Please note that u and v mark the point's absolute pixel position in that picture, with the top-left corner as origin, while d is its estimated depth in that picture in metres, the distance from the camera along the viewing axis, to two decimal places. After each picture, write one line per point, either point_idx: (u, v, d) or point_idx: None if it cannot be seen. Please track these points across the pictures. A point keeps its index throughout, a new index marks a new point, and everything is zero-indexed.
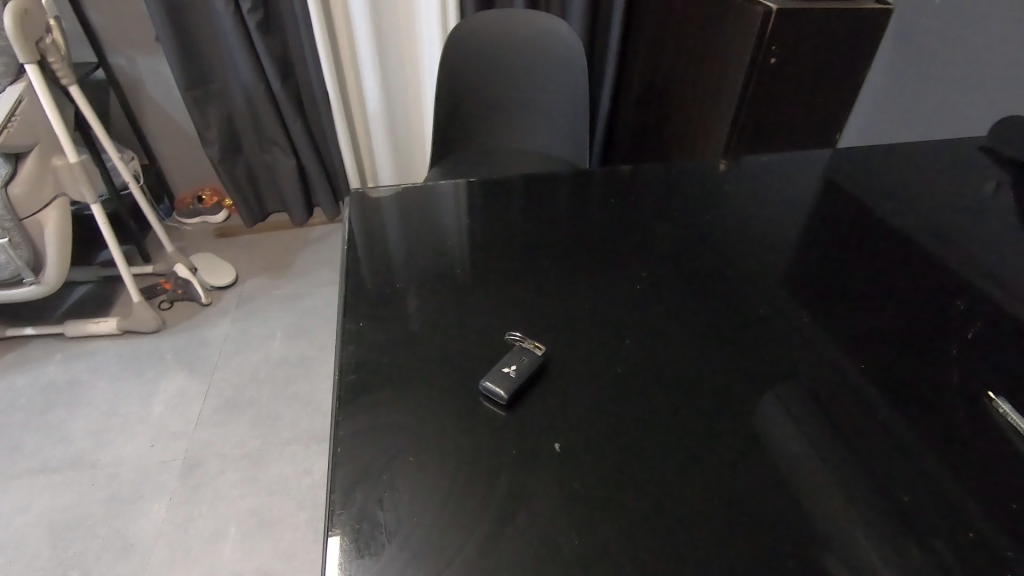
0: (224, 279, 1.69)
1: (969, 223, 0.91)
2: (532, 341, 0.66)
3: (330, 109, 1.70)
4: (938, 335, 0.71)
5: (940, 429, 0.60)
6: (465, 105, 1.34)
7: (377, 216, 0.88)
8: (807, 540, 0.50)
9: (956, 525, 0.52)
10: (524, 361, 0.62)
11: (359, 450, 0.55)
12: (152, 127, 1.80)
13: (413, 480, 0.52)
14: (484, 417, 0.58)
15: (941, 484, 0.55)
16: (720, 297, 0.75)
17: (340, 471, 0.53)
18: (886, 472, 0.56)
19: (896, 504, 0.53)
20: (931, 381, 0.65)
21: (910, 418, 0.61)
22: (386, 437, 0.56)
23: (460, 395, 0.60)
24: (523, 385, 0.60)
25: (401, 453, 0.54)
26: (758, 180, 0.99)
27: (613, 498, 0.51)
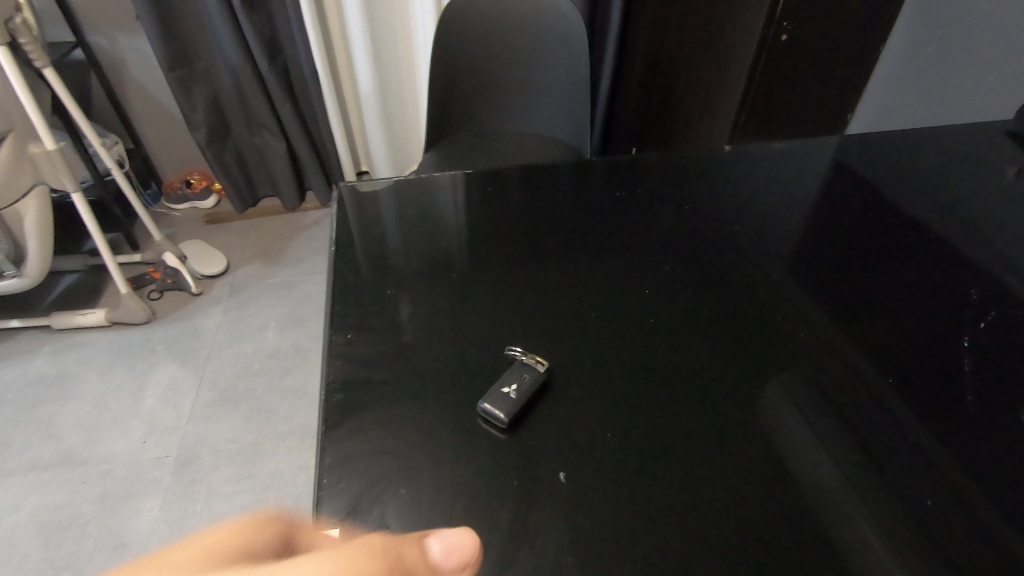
0: (214, 269, 1.64)
1: (991, 211, 0.86)
2: (535, 355, 0.62)
3: (320, 90, 1.64)
4: (966, 332, 0.67)
5: (977, 446, 0.55)
6: (460, 87, 1.28)
7: (368, 211, 0.84)
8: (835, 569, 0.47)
9: (992, 550, 0.48)
10: (525, 380, 0.58)
11: (347, 479, 0.51)
12: (137, 110, 1.73)
13: (407, 516, 0.49)
14: (480, 437, 0.54)
15: (973, 501, 0.51)
16: (734, 297, 0.71)
17: (326, 504, 0.49)
18: (915, 489, 0.52)
19: (930, 530, 0.49)
20: (963, 383, 0.61)
21: (944, 434, 0.56)
22: (376, 464, 0.52)
23: (455, 414, 0.56)
24: (524, 407, 0.57)
25: (392, 482, 0.51)
26: (768, 167, 0.95)
27: (625, 528, 0.48)
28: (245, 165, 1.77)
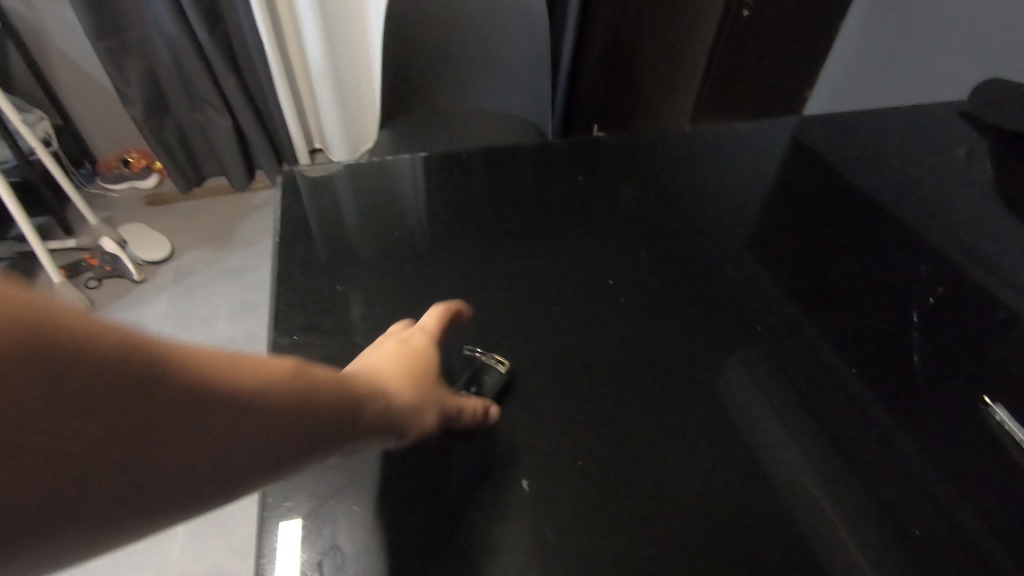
0: (157, 254, 1.55)
1: (943, 191, 0.87)
2: (494, 354, 0.60)
3: (267, 64, 1.54)
4: (917, 309, 0.68)
5: (937, 431, 0.56)
6: (414, 61, 1.22)
7: (317, 198, 0.79)
8: (802, 565, 0.47)
9: (952, 538, 0.49)
10: (486, 383, 0.57)
11: (297, 494, 0.48)
12: (64, 83, 1.59)
13: (363, 533, 0.46)
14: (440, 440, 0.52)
15: (931, 484, 0.52)
16: (699, 284, 0.70)
17: (274, 524, 0.46)
18: (876, 478, 0.52)
19: (891, 518, 0.50)
20: (918, 364, 0.62)
21: (906, 419, 0.57)
22: (327, 473, 0.49)
23: None
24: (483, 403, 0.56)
25: (345, 495, 0.48)
26: (728, 147, 0.94)
27: (594, 535, 0.48)
28: (188, 144, 1.66)
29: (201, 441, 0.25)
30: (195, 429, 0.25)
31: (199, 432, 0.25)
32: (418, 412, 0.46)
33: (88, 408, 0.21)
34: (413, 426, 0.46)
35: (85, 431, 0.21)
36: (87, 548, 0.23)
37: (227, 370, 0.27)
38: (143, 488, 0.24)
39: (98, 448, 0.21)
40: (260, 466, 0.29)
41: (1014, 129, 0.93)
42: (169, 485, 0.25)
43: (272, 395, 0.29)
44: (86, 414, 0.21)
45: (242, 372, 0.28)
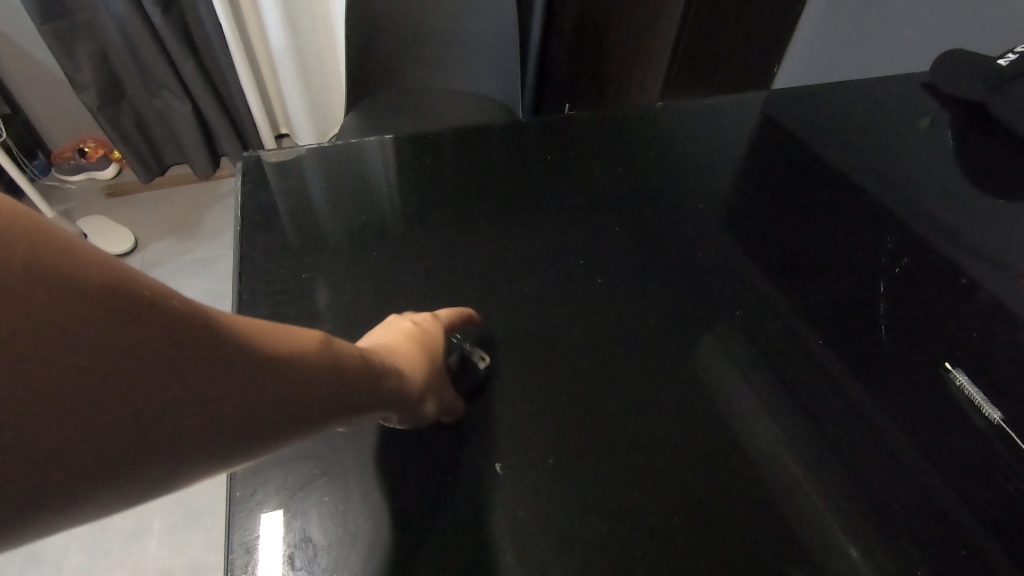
0: (120, 247, 1.50)
1: (907, 162, 0.88)
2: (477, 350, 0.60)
3: (225, 47, 1.48)
4: (882, 279, 0.69)
5: (904, 397, 0.56)
6: (380, 40, 1.19)
7: (282, 183, 0.77)
8: (776, 534, 0.48)
9: (918, 501, 0.49)
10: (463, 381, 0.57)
11: (267, 491, 0.47)
12: (10, 70, 1.52)
13: (338, 524, 0.46)
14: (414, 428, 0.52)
15: (900, 451, 0.53)
16: (671, 262, 0.70)
17: (244, 522, 0.45)
18: (846, 448, 0.53)
19: (860, 484, 0.51)
20: (884, 332, 0.62)
21: (874, 388, 0.57)
22: (297, 469, 0.48)
23: None
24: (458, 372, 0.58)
25: (316, 490, 0.47)
26: (699, 124, 0.94)
27: (571, 514, 0.48)
28: (147, 131, 1.60)
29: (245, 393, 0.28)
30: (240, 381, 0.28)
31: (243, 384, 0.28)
32: (426, 396, 0.49)
33: (138, 347, 0.22)
34: (418, 410, 0.49)
35: (126, 374, 0.22)
36: (118, 498, 0.24)
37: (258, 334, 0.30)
38: (175, 435, 0.25)
39: (136, 392, 0.23)
40: (289, 420, 0.31)
41: (975, 99, 0.94)
42: (193, 441, 0.26)
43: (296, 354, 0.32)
44: (131, 359, 0.22)
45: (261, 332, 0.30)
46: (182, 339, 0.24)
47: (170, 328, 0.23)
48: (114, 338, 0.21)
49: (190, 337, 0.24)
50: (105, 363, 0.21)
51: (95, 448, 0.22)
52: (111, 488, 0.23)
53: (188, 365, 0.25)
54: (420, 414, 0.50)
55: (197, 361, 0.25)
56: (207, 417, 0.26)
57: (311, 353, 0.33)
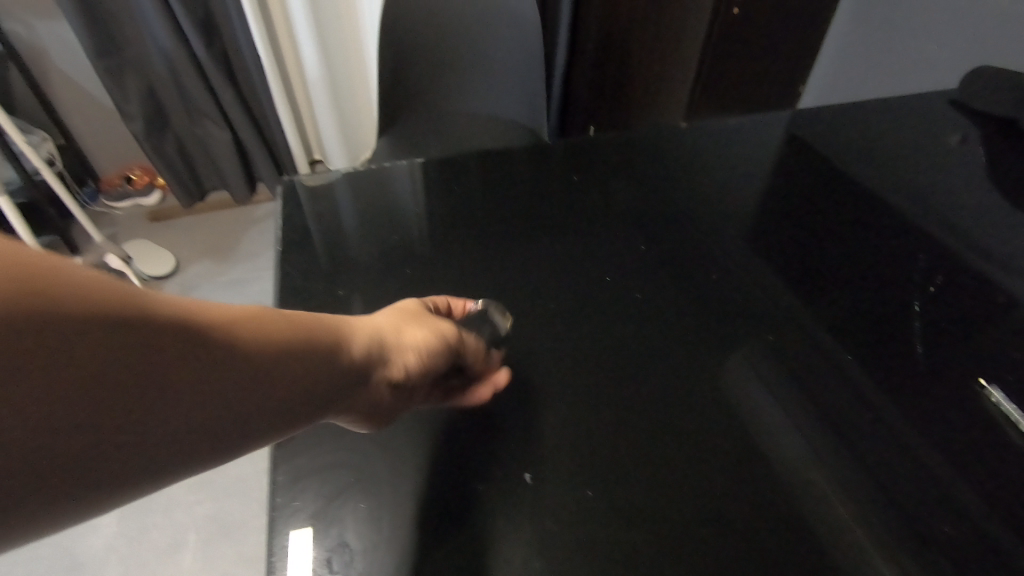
0: (161, 269, 1.56)
1: (936, 179, 0.87)
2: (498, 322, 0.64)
3: (264, 78, 1.55)
4: (917, 296, 0.68)
5: (937, 415, 0.56)
6: (410, 69, 1.23)
7: (318, 206, 0.80)
8: (806, 550, 0.48)
9: (953, 518, 0.49)
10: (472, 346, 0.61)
11: (304, 498, 0.49)
12: (66, 103, 1.62)
13: (371, 530, 0.47)
14: (445, 440, 0.53)
15: (934, 468, 0.52)
16: (696, 278, 0.71)
17: (283, 528, 0.47)
18: (879, 464, 0.52)
19: (896, 502, 0.50)
20: (917, 348, 0.62)
21: (908, 405, 0.57)
22: (331, 477, 0.50)
23: (419, 423, 0.54)
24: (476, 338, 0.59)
25: (351, 498, 0.49)
26: (724, 144, 0.95)
27: (597, 525, 0.48)
28: (189, 158, 1.68)
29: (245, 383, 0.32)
30: (237, 374, 0.32)
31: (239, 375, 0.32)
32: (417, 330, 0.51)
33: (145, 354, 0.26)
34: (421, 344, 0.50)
35: (136, 382, 0.26)
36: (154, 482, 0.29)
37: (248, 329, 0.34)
38: (191, 427, 0.29)
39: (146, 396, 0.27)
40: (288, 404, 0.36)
41: (1005, 115, 0.94)
42: (196, 439, 0.30)
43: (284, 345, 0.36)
44: (120, 384, 0.25)
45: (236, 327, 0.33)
46: (156, 356, 0.27)
47: (145, 348, 0.26)
48: (100, 366, 0.24)
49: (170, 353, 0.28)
50: (115, 376, 0.25)
51: (100, 465, 0.25)
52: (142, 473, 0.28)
53: (173, 377, 0.28)
54: (429, 348, 0.51)
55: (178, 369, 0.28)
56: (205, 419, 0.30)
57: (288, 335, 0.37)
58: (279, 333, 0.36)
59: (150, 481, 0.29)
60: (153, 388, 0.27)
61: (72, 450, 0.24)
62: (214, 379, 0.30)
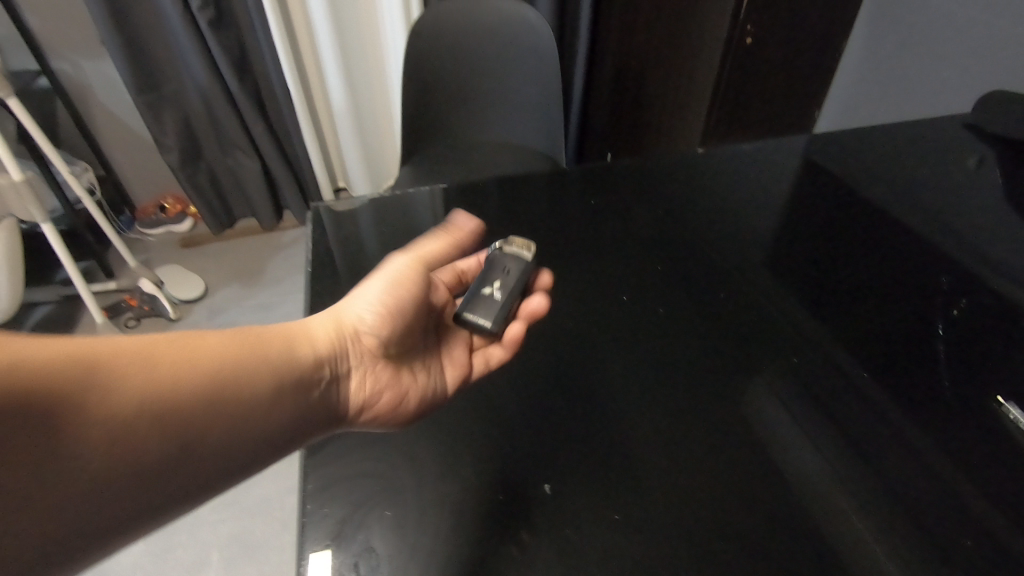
0: (191, 293, 1.62)
1: (952, 202, 0.88)
2: (518, 249, 0.69)
3: (293, 110, 1.62)
4: (940, 321, 0.68)
5: (954, 431, 0.57)
6: (433, 100, 1.28)
7: (345, 230, 0.84)
8: (828, 564, 0.48)
9: (977, 534, 0.49)
10: (506, 280, 0.66)
11: (331, 505, 0.50)
12: (107, 136, 1.71)
13: (395, 536, 0.48)
14: (468, 452, 0.55)
15: (956, 484, 0.52)
16: (711, 297, 0.73)
17: (311, 533, 0.48)
18: (899, 480, 0.53)
19: (918, 517, 0.50)
20: (940, 366, 0.63)
21: (927, 422, 0.58)
22: (358, 486, 0.52)
23: (441, 437, 0.56)
24: (506, 296, 0.65)
25: (375, 505, 0.50)
26: (738, 169, 0.97)
27: (617, 536, 0.49)
28: (219, 187, 1.75)
29: (196, 416, 0.43)
30: (188, 410, 0.43)
31: (190, 409, 0.43)
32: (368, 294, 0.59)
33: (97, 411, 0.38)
34: (375, 305, 0.58)
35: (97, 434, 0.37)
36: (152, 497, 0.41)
37: (192, 370, 0.44)
38: (160, 455, 0.41)
39: (110, 441, 0.38)
40: (244, 422, 0.47)
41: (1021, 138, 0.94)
42: (171, 463, 0.41)
43: (230, 376, 0.46)
44: (85, 441, 0.37)
45: (179, 365, 0.43)
46: (135, 397, 0.40)
47: (118, 396, 0.39)
48: (58, 432, 0.35)
49: (119, 408, 0.39)
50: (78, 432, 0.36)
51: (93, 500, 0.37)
52: (138, 493, 0.40)
53: (150, 412, 0.40)
54: (388, 304, 0.58)
55: (151, 404, 0.40)
56: (190, 438, 0.43)
57: (242, 357, 0.48)
58: (233, 357, 0.48)
59: (148, 499, 0.41)
60: (138, 422, 0.39)
61: (84, 485, 0.36)
62: (191, 404, 0.43)
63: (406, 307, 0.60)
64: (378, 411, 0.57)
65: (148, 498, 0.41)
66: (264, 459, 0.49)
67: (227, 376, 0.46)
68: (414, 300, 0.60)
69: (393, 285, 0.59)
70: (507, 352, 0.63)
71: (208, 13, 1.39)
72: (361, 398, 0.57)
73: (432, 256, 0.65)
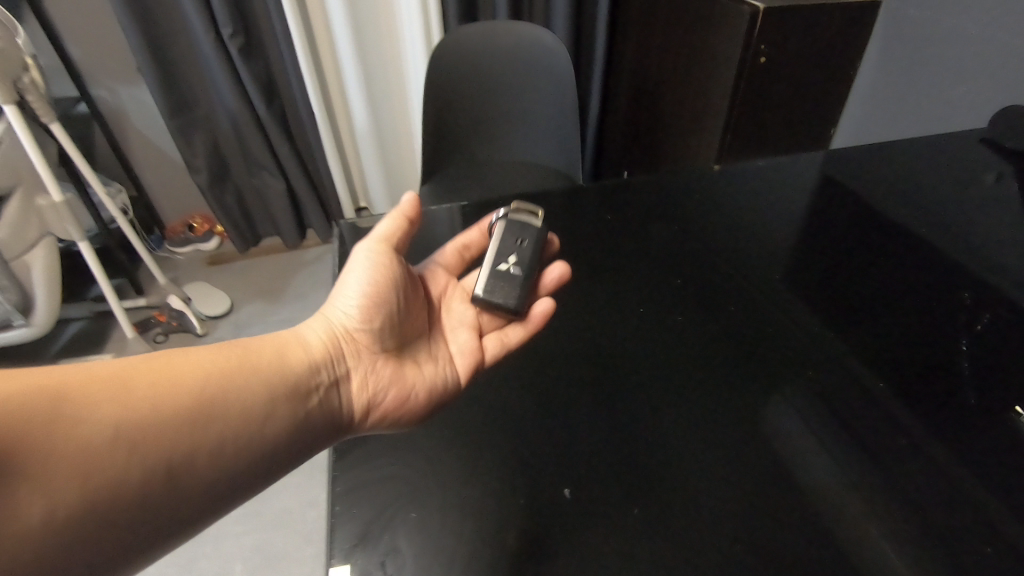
0: (218, 309, 1.66)
1: (969, 218, 0.89)
2: (524, 219, 0.73)
3: (318, 132, 1.68)
4: (964, 337, 0.70)
5: (975, 440, 0.58)
6: (453, 121, 1.32)
7: None
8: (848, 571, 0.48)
9: (1005, 542, 0.50)
10: (521, 254, 0.70)
11: (358, 507, 0.52)
12: (139, 158, 1.78)
13: (420, 536, 0.49)
14: (490, 457, 0.56)
15: (977, 491, 0.54)
16: (729, 310, 0.74)
17: (340, 532, 0.50)
18: (920, 489, 0.54)
19: (940, 525, 0.51)
20: (965, 375, 0.65)
21: (949, 431, 0.59)
22: (385, 488, 0.53)
23: (464, 443, 0.58)
24: (525, 270, 0.69)
25: (401, 507, 0.52)
26: (753, 186, 0.98)
27: (637, 540, 0.50)
28: (246, 207, 1.81)
29: (187, 430, 0.44)
30: (177, 425, 0.43)
31: (179, 425, 0.44)
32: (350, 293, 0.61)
33: (77, 437, 0.39)
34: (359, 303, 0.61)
35: (85, 458, 0.38)
36: (163, 510, 0.42)
37: (175, 388, 0.45)
38: (159, 469, 0.42)
39: (100, 463, 0.39)
40: (241, 429, 0.47)
41: None
42: (174, 474, 0.42)
43: (216, 390, 0.47)
44: (74, 466, 0.38)
45: (159, 385, 0.44)
46: (118, 418, 0.41)
47: (94, 422, 0.40)
48: (42, 462, 0.37)
49: (103, 431, 0.40)
50: (63, 460, 0.37)
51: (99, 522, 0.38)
52: (145, 508, 0.41)
53: (130, 434, 0.41)
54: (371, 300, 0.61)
55: (131, 425, 0.41)
56: (181, 455, 0.43)
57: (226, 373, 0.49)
58: (217, 372, 0.48)
59: (161, 513, 0.42)
60: (119, 444, 0.40)
61: (81, 508, 0.37)
62: (179, 420, 0.44)
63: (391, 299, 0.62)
64: (386, 410, 0.59)
65: (147, 524, 0.41)
66: (266, 474, 0.50)
67: (212, 393, 0.47)
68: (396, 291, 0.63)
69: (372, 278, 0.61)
70: (529, 329, 0.68)
71: (238, 41, 1.45)
72: (365, 395, 0.59)
73: (392, 238, 0.63)
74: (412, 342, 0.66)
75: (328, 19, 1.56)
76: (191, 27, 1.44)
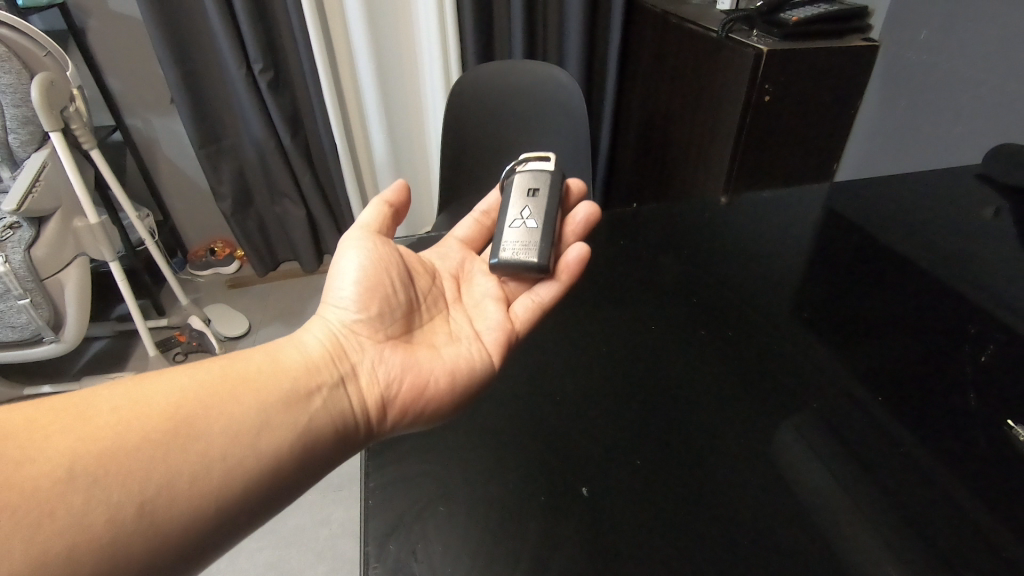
0: (236, 330, 1.70)
1: (966, 253, 0.93)
2: (527, 171, 0.82)
3: (339, 162, 1.75)
4: (966, 362, 0.76)
5: (960, 456, 0.65)
6: (471, 153, 1.39)
7: None
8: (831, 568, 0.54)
9: (982, 549, 0.56)
10: (537, 211, 0.77)
11: (391, 501, 0.59)
12: (167, 184, 1.85)
13: (445, 531, 0.56)
14: (521, 462, 0.63)
15: (960, 498, 0.61)
16: (736, 336, 0.81)
17: (374, 520, 0.57)
18: (904, 495, 0.61)
19: (922, 528, 0.58)
20: (968, 398, 0.71)
21: (934, 447, 0.66)
22: (414, 484, 0.61)
23: (500, 450, 0.65)
24: (541, 221, 0.76)
25: (432, 503, 0.59)
26: (756, 223, 1.05)
27: (639, 535, 0.57)
28: (267, 233, 1.87)
29: (165, 452, 0.44)
30: (151, 448, 0.44)
31: (154, 449, 0.44)
32: (343, 292, 0.64)
33: (37, 475, 0.39)
34: (353, 299, 0.64)
35: (49, 496, 0.39)
36: (156, 534, 0.42)
37: (146, 414, 0.45)
38: (144, 494, 0.42)
39: (64, 500, 0.39)
40: (229, 441, 0.47)
41: None
42: (166, 494, 0.43)
43: (195, 408, 0.47)
44: (37, 505, 0.38)
45: (124, 415, 0.44)
46: (81, 451, 0.41)
47: (49, 459, 0.40)
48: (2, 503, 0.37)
49: (64, 466, 0.40)
50: (29, 498, 0.38)
51: (83, 556, 0.38)
52: (135, 534, 0.41)
53: (91, 472, 0.41)
54: (363, 294, 0.64)
55: (91, 462, 0.41)
56: (152, 487, 0.42)
57: (208, 390, 0.49)
58: (195, 389, 0.49)
59: (160, 535, 0.42)
60: (75, 483, 0.40)
61: (55, 546, 0.37)
62: (155, 442, 0.44)
63: (382, 291, 0.65)
64: (399, 399, 0.61)
65: (134, 560, 0.40)
66: (266, 501, 0.48)
67: (190, 410, 0.47)
68: (385, 283, 0.66)
69: (361, 271, 0.65)
70: (557, 290, 0.74)
71: (269, 76, 1.54)
72: (376, 387, 0.60)
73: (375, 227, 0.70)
74: (418, 336, 0.68)
75: (353, 58, 1.65)
76: (224, 63, 1.53)
